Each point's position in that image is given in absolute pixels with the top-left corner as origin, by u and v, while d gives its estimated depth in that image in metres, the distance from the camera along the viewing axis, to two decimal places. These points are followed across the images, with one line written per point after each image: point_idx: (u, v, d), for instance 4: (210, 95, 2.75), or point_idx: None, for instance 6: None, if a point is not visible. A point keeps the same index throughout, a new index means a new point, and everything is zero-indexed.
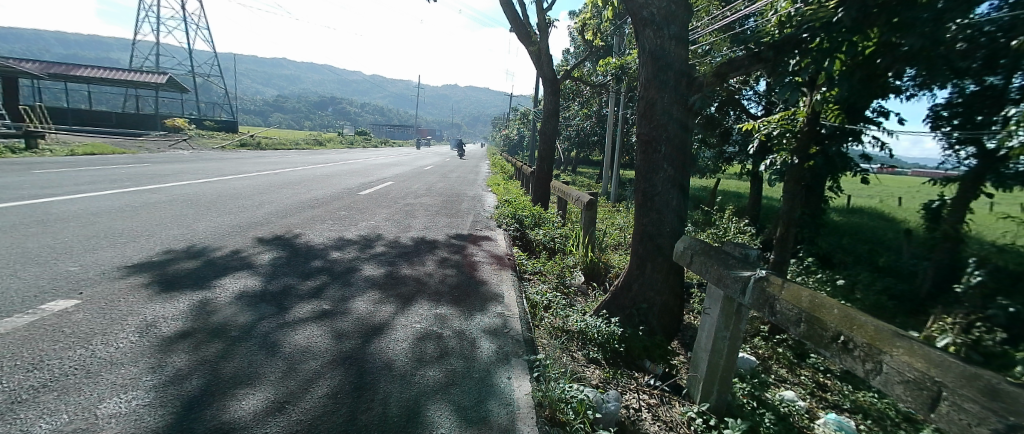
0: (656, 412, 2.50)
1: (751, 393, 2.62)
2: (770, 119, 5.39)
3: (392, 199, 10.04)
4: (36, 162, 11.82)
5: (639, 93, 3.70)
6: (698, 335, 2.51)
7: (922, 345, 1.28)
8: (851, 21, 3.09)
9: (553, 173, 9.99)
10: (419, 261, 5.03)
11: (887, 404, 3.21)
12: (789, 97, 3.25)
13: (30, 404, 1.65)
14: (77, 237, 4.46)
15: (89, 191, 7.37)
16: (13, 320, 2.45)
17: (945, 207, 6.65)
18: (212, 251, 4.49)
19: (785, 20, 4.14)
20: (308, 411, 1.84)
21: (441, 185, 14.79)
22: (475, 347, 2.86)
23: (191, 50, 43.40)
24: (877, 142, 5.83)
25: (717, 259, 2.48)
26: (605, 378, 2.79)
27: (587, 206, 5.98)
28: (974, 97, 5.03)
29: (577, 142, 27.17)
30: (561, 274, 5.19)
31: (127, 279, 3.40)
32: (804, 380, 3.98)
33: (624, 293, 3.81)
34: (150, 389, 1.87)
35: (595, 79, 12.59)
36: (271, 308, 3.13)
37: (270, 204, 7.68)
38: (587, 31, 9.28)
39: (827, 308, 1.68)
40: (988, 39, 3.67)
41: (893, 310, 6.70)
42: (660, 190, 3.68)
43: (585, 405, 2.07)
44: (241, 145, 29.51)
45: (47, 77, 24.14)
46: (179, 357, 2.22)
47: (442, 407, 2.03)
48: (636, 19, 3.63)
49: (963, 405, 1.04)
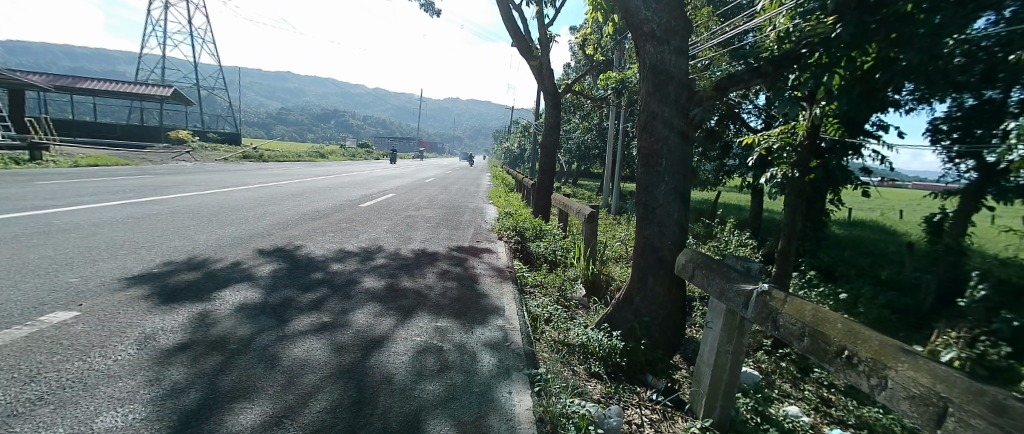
0: (659, 427, 2.45)
1: (755, 408, 2.58)
2: (770, 133, 5.45)
3: (393, 211, 10.08)
4: (40, 173, 11.91)
5: (640, 106, 3.75)
6: (700, 349, 2.50)
7: (927, 360, 1.27)
8: (849, 37, 3.16)
9: (553, 185, 10.02)
10: (419, 273, 5.03)
11: (893, 420, 3.17)
12: (790, 111, 3.28)
13: (26, 417, 1.63)
14: (79, 248, 4.48)
15: (92, 202, 7.42)
16: (11, 332, 2.43)
17: (946, 220, 6.64)
18: (212, 263, 4.48)
19: (784, 35, 4.20)
20: (307, 426, 1.82)
21: (443, 197, 14.90)
22: (476, 361, 2.83)
23: (196, 63, 44.17)
24: (877, 155, 5.86)
25: (718, 273, 2.47)
26: (607, 393, 2.75)
27: (587, 219, 5.98)
28: (973, 110, 5.08)
29: (577, 155, 27.43)
30: (562, 287, 5.18)
31: (127, 291, 3.39)
32: (809, 395, 3.93)
33: (626, 306, 3.79)
34: (146, 403, 1.85)
35: (596, 93, 12.75)
36: (271, 320, 3.11)
37: (272, 216, 7.70)
38: (587, 46, 9.45)
39: (830, 322, 1.67)
40: (984, 54, 3.65)
41: (897, 324, 6.65)
42: (662, 203, 3.69)
43: (586, 420, 2.03)
44: (244, 157, 29.71)
45: (53, 89, 24.49)
46: (178, 369, 2.20)
47: (441, 421, 2.01)
48: (637, 34, 3.70)
49: (970, 422, 1.03)
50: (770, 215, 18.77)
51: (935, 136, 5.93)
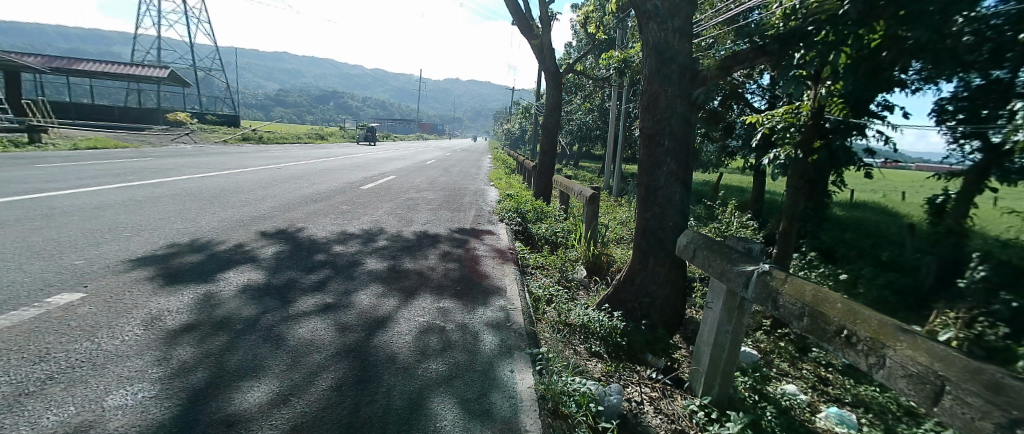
0: (658, 405, 2.51)
1: (753, 387, 2.62)
2: (774, 113, 5.34)
3: (395, 193, 10.03)
4: (41, 156, 11.81)
5: (642, 86, 3.68)
6: (700, 329, 2.53)
7: (926, 340, 1.27)
8: (857, 14, 2.93)
9: (555, 167, 9.90)
10: (422, 255, 5.04)
11: (888, 399, 3.26)
12: (793, 91, 3.08)
13: (38, 396, 1.67)
14: (82, 231, 4.48)
15: (92, 185, 7.37)
16: (20, 313, 2.46)
17: (949, 201, 6.69)
18: (215, 244, 4.51)
19: (791, 12, 4.09)
20: (313, 404, 1.86)
21: (444, 178, 14.90)
22: (478, 340, 2.86)
23: (192, 43, 43.58)
24: (882, 135, 5.79)
25: (719, 254, 2.47)
26: (607, 372, 2.79)
27: (589, 200, 5.93)
28: (980, 91, 5.02)
29: (580, 136, 27.12)
30: (563, 269, 5.23)
31: (132, 272, 3.43)
32: (806, 374, 3.96)
33: (627, 287, 3.82)
34: (156, 381, 1.89)
35: (597, 72, 12.54)
36: (275, 301, 3.15)
37: (272, 199, 7.66)
38: (588, 24, 9.17)
39: (830, 302, 1.68)
40: (994, 33, 3.58)
41: (897, 305, 6.64)
42: (663, 185, 3.66)
43: (587, 398, 2.09)
44: (243, 139, 29.56)
45: (49, 71, 24.14)
46: (185, 349, 2.23)
47: (445, 400, 2.04)
48: (639, 12, 3.60)
49: (966, 399, 1.04)
50: (771, 197, 18.71)
51: (942, 117, 5.90)
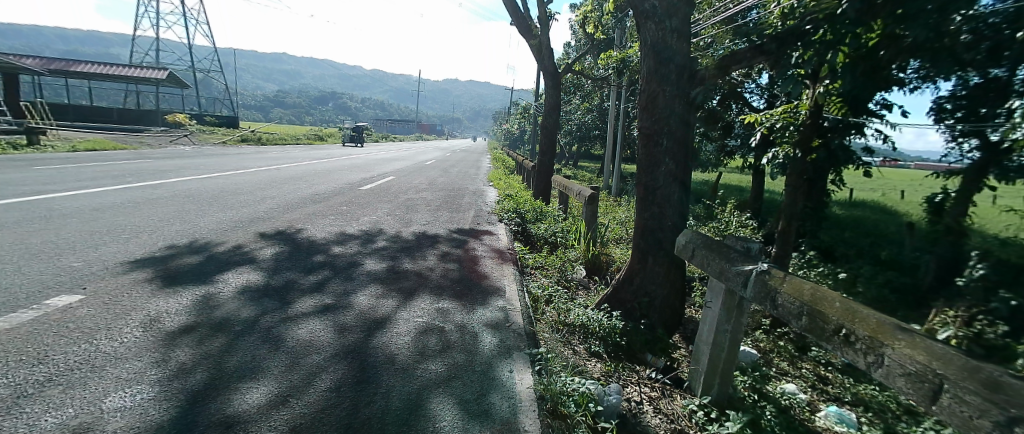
0: (658, 405, 2.51)
1: (753, 386, 2.62)
2: (773, 112, 5.34)
3: (395, 194, 10.03)
4: (40, 159, 11.79)
5: (641, 86, 3.68)
6: (700, 328, 2.53)
7: (924, 338, 1.27)
8: (856, 13, 2.94)
9: (554, 167, 9.90)
10: (421, 256, 5.04)
11: (888, 397, 3.27)
12: (792, 90, 3.08)
13: (37, 398, 1.67)
14: (80, 233, 4.47)
15: (91, 187, 7.36)
16: (18, 315, 2.45)
17: (948, 200, 6.70)
18: (213, 246, 4.50)
19: (789, 12, 4.10)
20: (312, 404, 1.86)
21: (443, 179, 14.91)
22: (478, 341, 2.87)
23: (191, 44, 43.60)
24: (880, 134, 5.79)
25: (718, 253, 2.47)
26: (607, 372, 2.80)
27: (588, 200, 5.93)
28: (979, 89, 5.03)
29: (580, 136, 27.15)
30: (563, 269, 5.22)
31: (131, 274, 3.42)
32: (805, 373, 3.96)
33: (626, 287, 3.83)
34: (154, 383, 1.89)
35: (596, 72, 12.52)
36: (274, 302, 3.15)
37: (272, 200, 7.65)
38: (587, 24, 9.18)
39: (828, 302, 1.68)
40: (992, 31, 3.59)
41: (896, 304, 6.64)
42: (661, 184, 3.66)
43: (586, 398, 2.08)
44: (242, 140, 29.51)
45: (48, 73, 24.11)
46: (184, 351, 2.23)
47: (444, 401, 2.04)
48: (637, 11, 3.61)
49: (964, 398, 1.04)
50: (771, 197, 18.72)
51: (940, 116, 5.91)
